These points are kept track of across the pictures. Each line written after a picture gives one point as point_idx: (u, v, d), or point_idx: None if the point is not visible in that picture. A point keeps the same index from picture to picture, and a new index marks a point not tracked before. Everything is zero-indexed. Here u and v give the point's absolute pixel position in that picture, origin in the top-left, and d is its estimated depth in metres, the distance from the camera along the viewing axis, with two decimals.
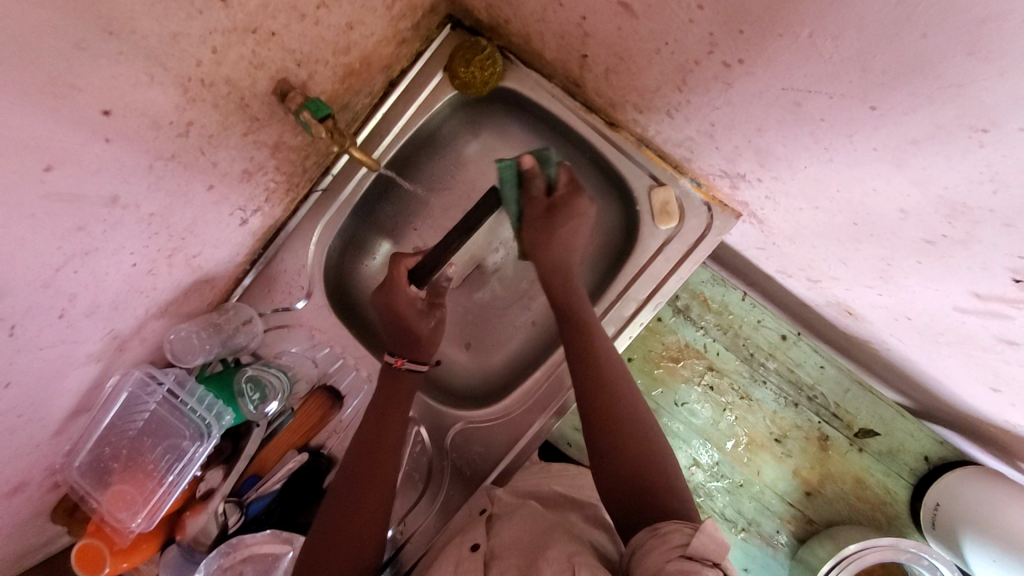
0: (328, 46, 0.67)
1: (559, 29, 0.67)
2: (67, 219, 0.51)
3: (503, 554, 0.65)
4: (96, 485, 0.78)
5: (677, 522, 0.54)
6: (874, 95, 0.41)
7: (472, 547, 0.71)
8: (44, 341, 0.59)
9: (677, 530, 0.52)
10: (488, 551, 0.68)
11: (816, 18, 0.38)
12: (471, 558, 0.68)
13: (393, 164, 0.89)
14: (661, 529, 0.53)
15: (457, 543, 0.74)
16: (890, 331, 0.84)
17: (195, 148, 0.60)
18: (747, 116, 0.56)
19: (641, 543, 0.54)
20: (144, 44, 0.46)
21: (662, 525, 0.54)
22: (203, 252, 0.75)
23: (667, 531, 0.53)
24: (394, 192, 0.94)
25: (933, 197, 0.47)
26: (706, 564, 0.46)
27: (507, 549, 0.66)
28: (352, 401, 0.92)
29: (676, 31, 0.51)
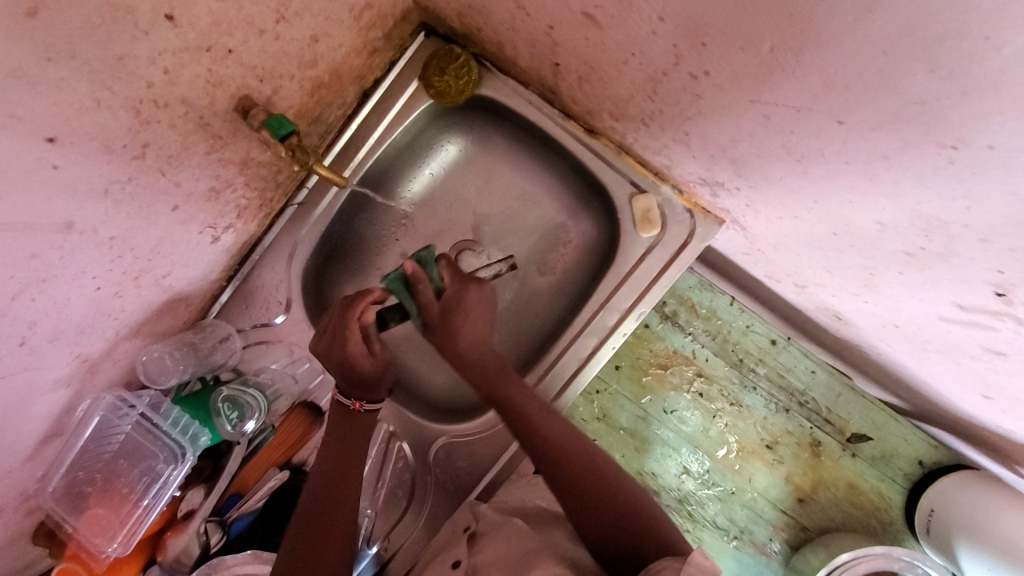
0: (293, 60, 0.65)
1: (528, 38, 0.65)
2: (19, 248, 0.50)
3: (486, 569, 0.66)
4: (73, 510, 0.77)
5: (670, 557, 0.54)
6: (840, 109, 0.39)
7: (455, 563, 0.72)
8: (5, 370, 0.58)
9: (668, 565, 0.53)
10: (468, 568, 0.69)
11: (775, 32, 0.37)
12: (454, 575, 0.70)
13: (369, 176, 0.87)
14: (655, 568, 0.54)
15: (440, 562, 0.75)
16: (879, 337, 0.82)
17: (154, 170, 0.58)
18: (719, 127, 0.54)
19: None
20: (87, 68, 0.45)
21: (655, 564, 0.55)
22: (173, 272, 0.73)
23: (660, 566, 0.53)
24: (373, 204, 0.92)
25: (909, 211, 0.45)
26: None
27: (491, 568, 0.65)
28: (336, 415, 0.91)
29: (641, 42, 0.49)
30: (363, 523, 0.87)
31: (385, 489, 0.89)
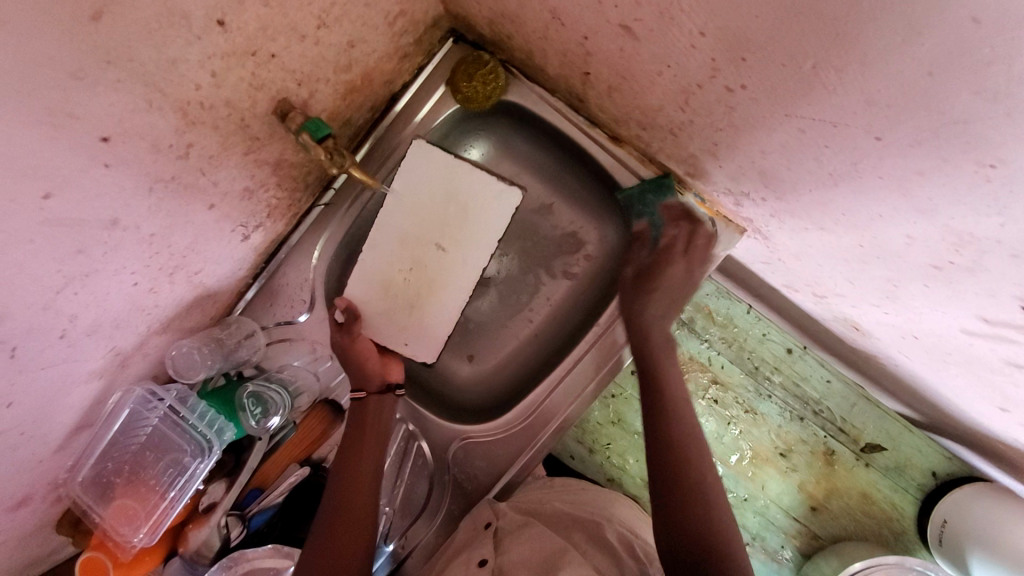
0: (329, 65, 0.67)
1: (560, 46, 0.66)
2: (67, 243, 0.51)
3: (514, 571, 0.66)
4: (99, 499, 0.78)
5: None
6: (880, 125, 0.40)
7: (480, 563, 0.70)
8: (45, 362, 0.59)
9: None
10: (496, 568, 0.68)
11: (819, 51, 0.38)
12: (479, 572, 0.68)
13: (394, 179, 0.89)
14: None
15: (464, 558, 0.73)
16: (898, 348, 0.83)
17: (196, 170, 0.60)
18: (751, 139, 0.55)
19: None
20: (143, 71, 0.46)
21: None
22: (205, 269, 0.75)
23: None
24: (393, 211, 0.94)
25: (941, 226, 0.46)
26: None
27: (520, 567, 0.67)
28: None
29: (678, 55, 0.50)
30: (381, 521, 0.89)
31: (402, 488, 0.90)
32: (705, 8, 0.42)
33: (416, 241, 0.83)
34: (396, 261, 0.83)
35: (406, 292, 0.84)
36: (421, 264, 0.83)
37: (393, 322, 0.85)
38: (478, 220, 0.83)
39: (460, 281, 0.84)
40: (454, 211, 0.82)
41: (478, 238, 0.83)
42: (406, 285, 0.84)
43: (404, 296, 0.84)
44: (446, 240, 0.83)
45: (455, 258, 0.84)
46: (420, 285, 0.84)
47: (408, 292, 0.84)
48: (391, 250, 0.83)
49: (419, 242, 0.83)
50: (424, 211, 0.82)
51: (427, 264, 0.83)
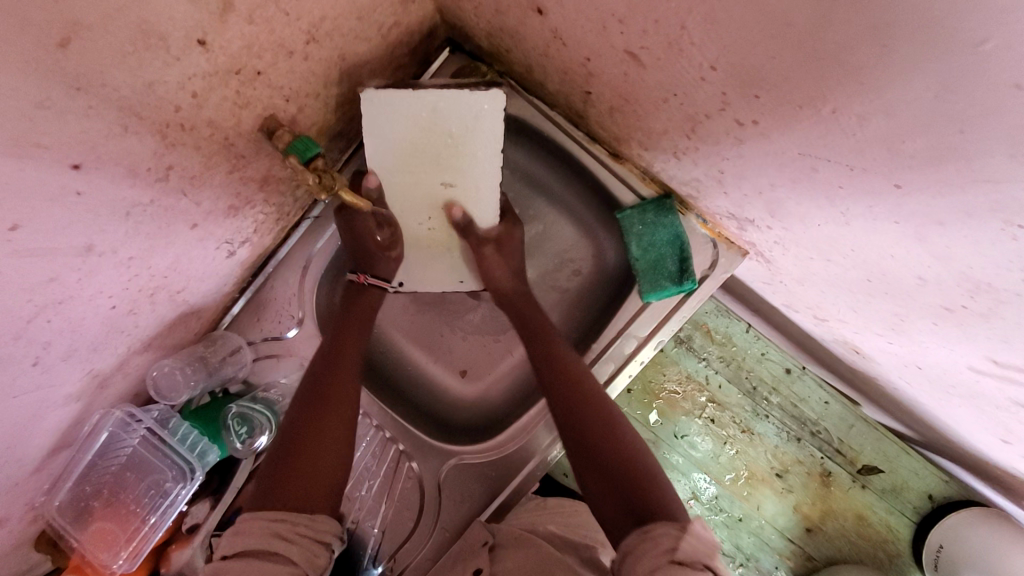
0: (320, 79, 0.64)
1: (562, 65, 0.63)
2: (38, 272, 0.48)
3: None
4: (76, 522, 0.75)
5: (666, 523, 0.52)
6: (898, 173, 0.38)
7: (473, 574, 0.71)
8: (17, 389, 0.56)
9: (666, 532, 0.51)
10: None
11: (839, 97, 0.35)
12: None
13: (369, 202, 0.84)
14: (653, 529, 0.52)
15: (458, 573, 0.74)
16: (899, 374, 0.81)
17: (177, 191, 0.57)
18: (759, 171, 0.53)
19: (630, 547, 0.52)
20: (118, 95, 0.43)
21: (654, 525, 0.52)
22: (188, 288, 0.72)
23: (658, 532, 0.51)
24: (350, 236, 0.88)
25: (956, 272, 0.44)
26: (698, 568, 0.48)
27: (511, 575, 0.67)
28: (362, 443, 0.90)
29: (686, 86, 0.47)
30: (370, 542, 0.87)
31: (391, 507, 0.88)
32: (717, 42, 0.39)
33: (423, 191, 0.72)
34: (414, 220, 0.76)
35: (439, 234, 0.78)
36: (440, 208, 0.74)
37: (438, 266, 0.82)
38: (473, 149, 0.67)
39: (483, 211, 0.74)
40: (444, 147, 0.67)
41: (482, 168, 0.69)
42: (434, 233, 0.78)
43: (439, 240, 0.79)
44: (454, 179, 0.70)
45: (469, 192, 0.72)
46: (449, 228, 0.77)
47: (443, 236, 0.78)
48: (405, 204, 0.73)
49: (428, 190, 0.72)
50: (415, 157, 0.67)
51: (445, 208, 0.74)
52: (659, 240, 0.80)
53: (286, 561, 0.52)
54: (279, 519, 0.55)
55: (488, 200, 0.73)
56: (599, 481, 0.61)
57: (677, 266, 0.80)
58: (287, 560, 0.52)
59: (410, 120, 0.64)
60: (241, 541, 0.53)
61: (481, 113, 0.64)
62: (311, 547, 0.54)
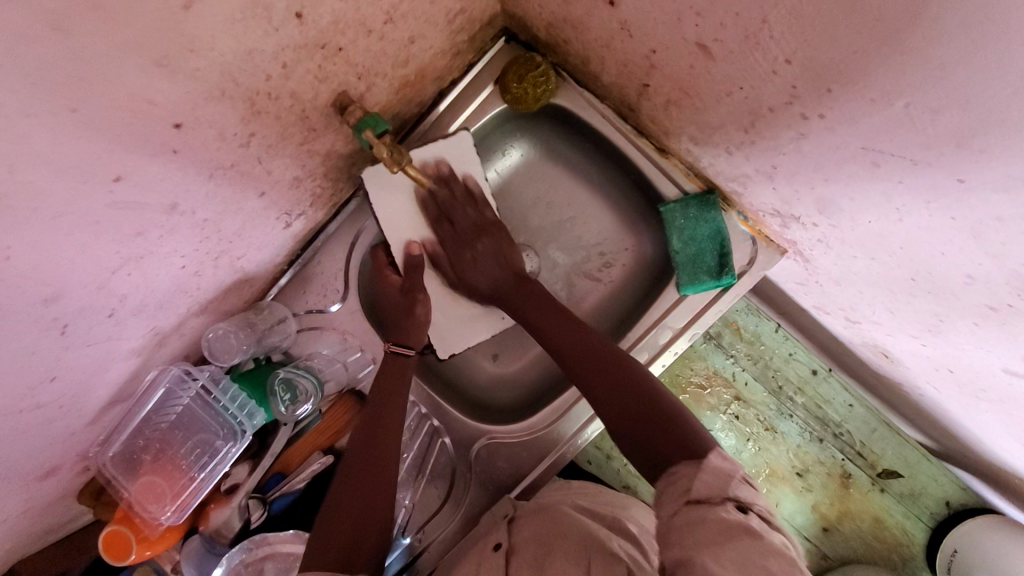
0: (389, 59, 0.66)
1: (623, 57, 0.65)
2: (129, 225, 0.51)
3: (522, 548, 0.69)
4: (126, 472, 0.77)
5: (686, 462, 0.54)
6: (963, 169, 0.40)
7: (494, 547, 0.72)
8: (92, 338, 0.59)
9: (683, 471, 0.53)
10: (509, 549, 0.70)
11: (915, 91, 0.37)
12: (493, 558, 0.70)
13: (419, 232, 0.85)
14: (672, 471, 0.54)
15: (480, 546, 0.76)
16: (926, 379, 0.83)
17: (254, 158, 0.60)
18: (816, 167, 0.55)
19: (658, 488, 0.54)
20: (221, 60, 0.46)
21: (673, 467, 0.55)
22: (247, 255, 0.75)
23: (675, 472, 0.54)
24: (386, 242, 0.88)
25: (1007, 270, 0.45)
26: (716, 502, 0.48)
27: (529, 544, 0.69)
28: None
29: (755, 79, 0.50)
30: (400, 513, 0.89)
31: (422, 482, 0.91)
32: (798, 35, 0.41)
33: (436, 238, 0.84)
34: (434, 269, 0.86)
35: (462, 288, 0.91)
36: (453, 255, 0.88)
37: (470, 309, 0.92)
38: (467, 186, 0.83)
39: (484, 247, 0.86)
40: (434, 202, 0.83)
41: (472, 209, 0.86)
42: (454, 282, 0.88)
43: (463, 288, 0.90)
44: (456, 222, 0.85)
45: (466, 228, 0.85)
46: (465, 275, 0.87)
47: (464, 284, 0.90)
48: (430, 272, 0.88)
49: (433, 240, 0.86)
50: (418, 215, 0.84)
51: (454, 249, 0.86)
52: (700, 234, 0.82)
53: None
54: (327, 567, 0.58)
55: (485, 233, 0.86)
56: (629, 437, 0.63)
57: (715, 263, 0.82)
58: None
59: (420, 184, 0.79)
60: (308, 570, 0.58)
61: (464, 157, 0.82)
62: None
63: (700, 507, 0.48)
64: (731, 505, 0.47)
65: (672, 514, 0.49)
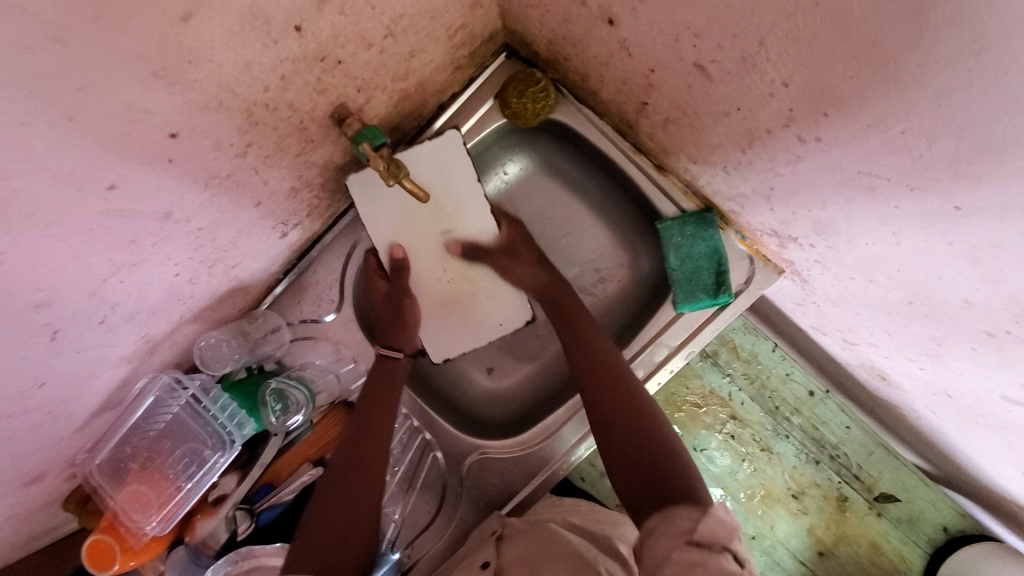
0: (388, 73, 0.67)
1: (621, 75, 0.66)
2: (122, 233, 0.51)
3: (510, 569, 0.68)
4: (113, 480, 0.76)
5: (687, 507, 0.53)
6: (960, 196, 0.40)
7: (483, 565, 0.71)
8: (82, 345, 0.58)
9: (685, 517, 0.52)
10: (497, 569, 0.70)
11: (912, 118, 0.37)
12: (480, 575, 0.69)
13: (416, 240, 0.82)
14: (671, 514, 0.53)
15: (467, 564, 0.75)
16: (924, 402, 0.82)
17: (250, 168, 0.60)
18: (813, 190, 0.55)
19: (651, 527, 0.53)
20: (219, 71, 0.46)
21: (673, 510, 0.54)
22: (241, 263, 0.75)
23: (677, 516, 0.52)
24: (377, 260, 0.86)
25: (1006, 296, 0.45)
26: (715, 549, 0.47)
27: (517, 565, 0.68)
28: None
29: (752, 101, 0.50)
30: (390, 528, 0.88)
31: (413, 496, 0.90)
32: (794, 59, 0.41)
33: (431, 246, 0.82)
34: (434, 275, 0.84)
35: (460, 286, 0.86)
36: (448, 256, 0.83)
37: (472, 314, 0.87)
38: (456, 188, 0.80)
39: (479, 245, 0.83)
40: (416, 204, 0.79)
41: (458, 199, 0.80)
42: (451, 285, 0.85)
43: (461, 290, 0.86)
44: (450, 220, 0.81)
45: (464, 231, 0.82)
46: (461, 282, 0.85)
47: (461, 284, 0.85)
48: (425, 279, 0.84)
49: (427, 246, 0.82)
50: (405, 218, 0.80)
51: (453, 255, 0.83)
52: (697, 252, 0.81)
53: None
54: None
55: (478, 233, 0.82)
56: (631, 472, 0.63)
57: (712, 282, 0.81)
58: None
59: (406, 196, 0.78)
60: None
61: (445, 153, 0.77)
62: None
63: (699, 552, 0.47)
64: (730, 556, 0.47)
65: (668, 551, 0.49)
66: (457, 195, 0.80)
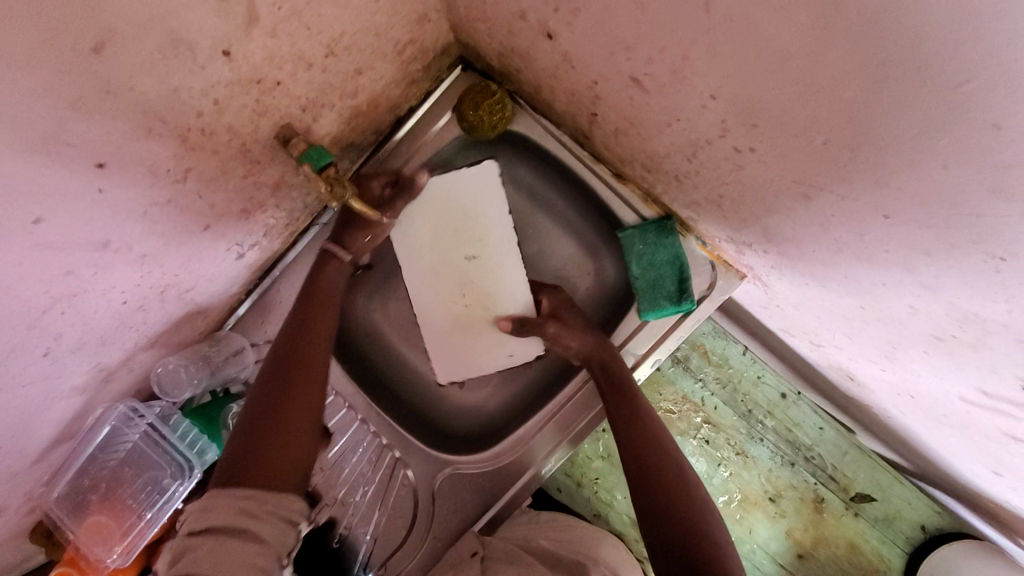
0: (335, 91, 0.66)
1: (570, 87, 0.65)
2: (56, 265, 0.50)
3: None
4: (73, 513, 0.74)
5: None
6: (888, 205, 0.39)
7: None
8: (28, 379, 0.57)
9: None
10: None
11: (832, 129, 0.37)
12: None
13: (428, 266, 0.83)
14: None
15: None
16: (892, 402, 0.82)
17: (193, 193, 0.59)
18: (757, 198, 0.55)
19: None
20: (144, 99, 0.45)
21: None
22: (197, 287, 0.74)
23: None
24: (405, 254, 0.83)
25: (946, 302, 0.45)
26: None
27: None
28: (352, 457, 0.90)
29: (688, 113, 0.49)
30: (362, 548, 0.87)
31: (383, 515, 0.88)
32: (718, 72, 0.41)
33: (451, 271, 0.83)
34: (449, 297, 0.84)
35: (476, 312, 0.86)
36: (471, 285, 0.84)
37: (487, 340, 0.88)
38: (482, 218, 0.81)
39: (507, 273, 0.83)
40: (457, 222, 0.81)
41: (491, 235, 0.81)
42: (467, 309, 0.85)
43: (476, 315, 0.85)
44: (479, 249, 0.82)
45: (489, 259, 0.82)
46: (477, 307, 0.84)
47: (479, 309, 0.85)
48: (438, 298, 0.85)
49: (451, 265, 0.83)
50: (438, 229, 0.81)
51: (473, 280, 0.83)
52: (659, 259, 0.81)
53: (257, 540, 0.49)
54: (248, 496, 0.51)
55: (508, 265, 0.82)
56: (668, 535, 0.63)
57: (673, 288, 0.81)
58: (258, 538, 0.49)
59: (430, 211, 0.81)
60: (207, 517, 0.50)
61: (480, 183, 0.80)
62: (280, 526, 0.51)
63: None
64: None
65: None
66: (484, 226, 0.81)
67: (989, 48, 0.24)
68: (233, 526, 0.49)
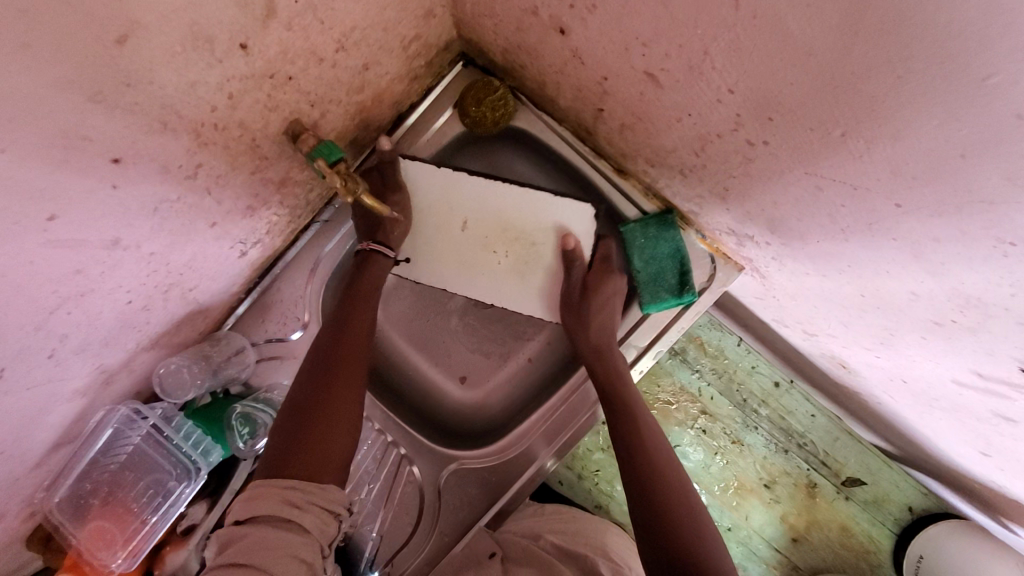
0: (343, 86, 0.66)
1: (576, 83, 0.66)
2: (68, 263, 0.49)
3: None
4: (73, 517, 0.72)
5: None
6: (899, 194, 0.41)
7: None
8: (31, 382, 0.55)
9: None
10: None
11: (851, 122, 0.39)
12: None
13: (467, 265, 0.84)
14: None
15: None
16: (883, 388, 0.85)
17: (202, 189, 0.58)
18: (763, 189, 0.56)
19: None
20: (161, 93, 0.45)
21: None
22: (199, 286, 0.72)
23: None
24: (448, 264, 0.84)
25: (949, 288, 0.47)
26: None
27: None
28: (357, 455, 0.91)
29: (701, 107, 0.51)
30: (367, 547, 0.87)
31: (390, 512, 0.88)
32: (739, 68, 0.42)
33: (475, 246, 0.83)
34: (494, 261, 0.83)
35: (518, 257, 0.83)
36: (494, 235, 0.82)
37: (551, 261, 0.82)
38: (446, 199, 0.82)
39: (499, 196, 0.80)
40: (438, 222, 0.83)
41: (457, 193, 0.81)
42: (513, 257, 0.82)
43: (525, 251, 0.82)
44: (460, 212, 0.82)
45: (478, 207, 0.81)
46: (519, 252, 0.82)
47: (521, 244, 0.82)
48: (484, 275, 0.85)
49: (467, 243, 0.83)
50: (434, 243, 0.84)
51: (494, 233, 0.82)
52: (661, 253, 0.82)
53: (299, 527, 0.54)
54: (291, 487, 0.57)
55: (490, 188, 0.80)
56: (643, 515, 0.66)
57: (674, 280, 0.82)
58: (302, 528, 0.54)
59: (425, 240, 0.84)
60: (255, 506, 0.55)
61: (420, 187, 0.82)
62: (322, 516, 0.56)
63: None
64: None
65: None
66: (455, 196, 0.81)
67: (1018, 43, 0.25)
68: (285, 515, 0.54)
